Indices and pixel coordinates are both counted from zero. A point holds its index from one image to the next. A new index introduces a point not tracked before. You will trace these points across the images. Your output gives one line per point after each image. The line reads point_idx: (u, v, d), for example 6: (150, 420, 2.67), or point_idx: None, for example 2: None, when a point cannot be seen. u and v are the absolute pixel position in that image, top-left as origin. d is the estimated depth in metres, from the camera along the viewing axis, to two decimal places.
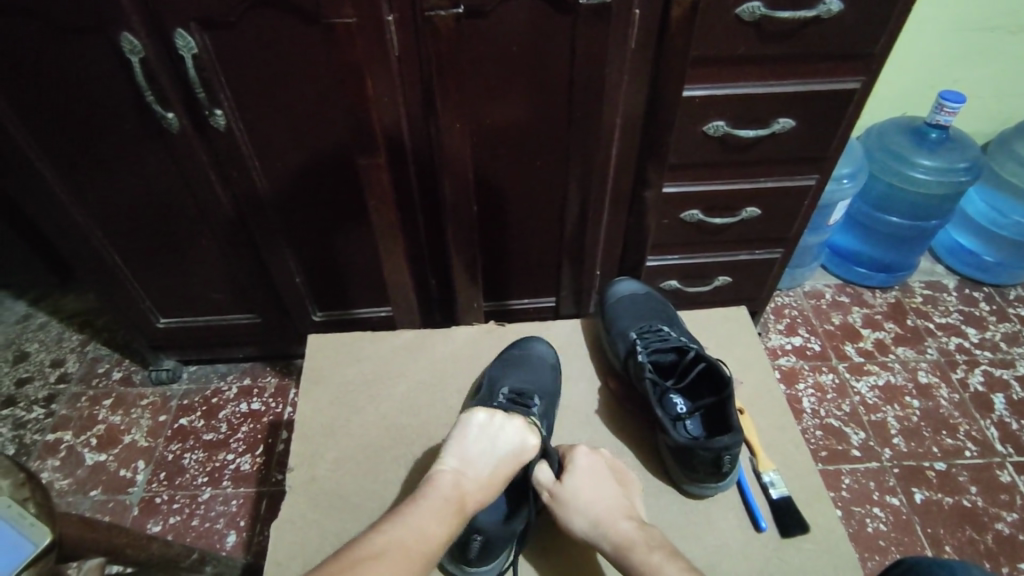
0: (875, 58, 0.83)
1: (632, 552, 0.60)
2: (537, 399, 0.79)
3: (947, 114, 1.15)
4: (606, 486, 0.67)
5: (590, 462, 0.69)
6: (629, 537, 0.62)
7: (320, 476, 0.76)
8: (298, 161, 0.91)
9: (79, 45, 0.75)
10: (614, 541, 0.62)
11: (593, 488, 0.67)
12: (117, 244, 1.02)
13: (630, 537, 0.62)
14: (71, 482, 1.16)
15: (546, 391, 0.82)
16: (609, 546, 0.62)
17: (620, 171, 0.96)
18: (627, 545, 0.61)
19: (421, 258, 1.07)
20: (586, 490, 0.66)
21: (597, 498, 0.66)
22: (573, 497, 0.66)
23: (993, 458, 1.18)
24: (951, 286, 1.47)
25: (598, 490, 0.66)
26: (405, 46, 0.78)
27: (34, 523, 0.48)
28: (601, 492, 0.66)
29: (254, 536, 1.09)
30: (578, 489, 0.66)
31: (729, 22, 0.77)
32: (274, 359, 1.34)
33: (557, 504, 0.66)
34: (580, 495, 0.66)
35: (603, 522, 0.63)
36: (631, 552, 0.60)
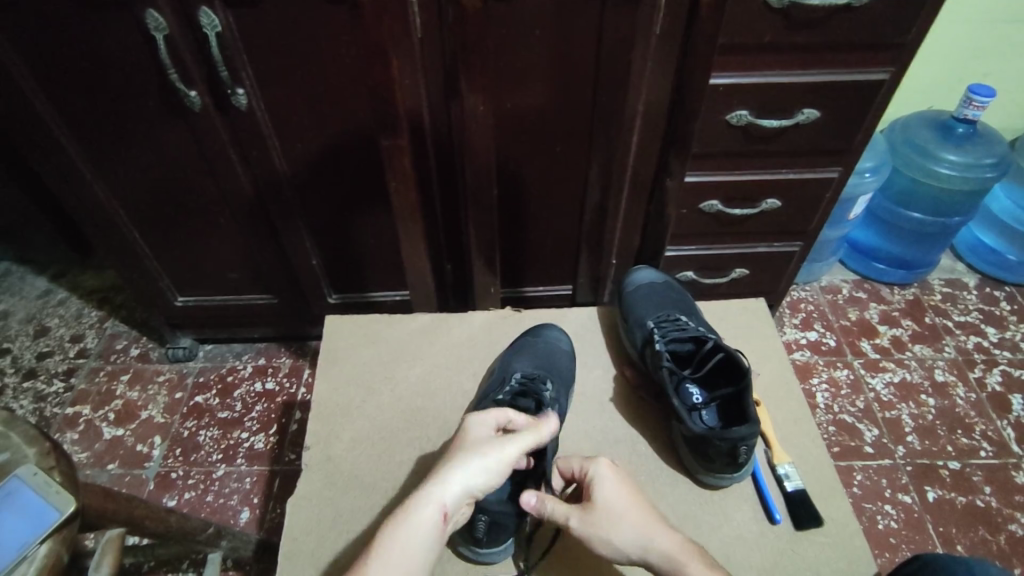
0: (906, 49, 0.81)
1: (684, 571, 0.59)
2: (549, 383, 0.80)
3: (976, 108, 1.13)
4: (628, 505, 0.63)
5: (609, 484, 0.64)
6: (675, 556, 0.60)
7: (337, 455, 0.77)
8: (318, 142, 0.91)
9: (104, 21, 0.76)
10: (663, 560, 0.60)
11: (620, 511, 0.62)
12: (138, 221, 1.02)
13: (678, 554, 0.60)
14: (89, 455, 1.18)
15: (560, 377, 0.83)
16: (655, 560, 0.60)
17: (640, 159, 0.95)
18: (677, 568, 0.59)
19: (438, 242, 1.07)
20: (613, 516, 0.62)
21: (625, 520, 0.62)
22: (601, 527, 0.62)
23: (1008, 458, 1.16)
24: (971, 285, 1.45)
25: (626, 512, 0.62)
26: (428, 28, 0.77)
27: (60, 491, 0.49)
28: (628, 514, 0.62)
29: (267, 513, 1.11)
30: (605, 519, 0.62)
31: (757, 9, 0.75)
32: (289, 340, 1.35)
33: (587, 536, 0.62)
34: (607, 528, 0.62)
35: (640, 542, 0.61)
36: (682, 571, 0.59)
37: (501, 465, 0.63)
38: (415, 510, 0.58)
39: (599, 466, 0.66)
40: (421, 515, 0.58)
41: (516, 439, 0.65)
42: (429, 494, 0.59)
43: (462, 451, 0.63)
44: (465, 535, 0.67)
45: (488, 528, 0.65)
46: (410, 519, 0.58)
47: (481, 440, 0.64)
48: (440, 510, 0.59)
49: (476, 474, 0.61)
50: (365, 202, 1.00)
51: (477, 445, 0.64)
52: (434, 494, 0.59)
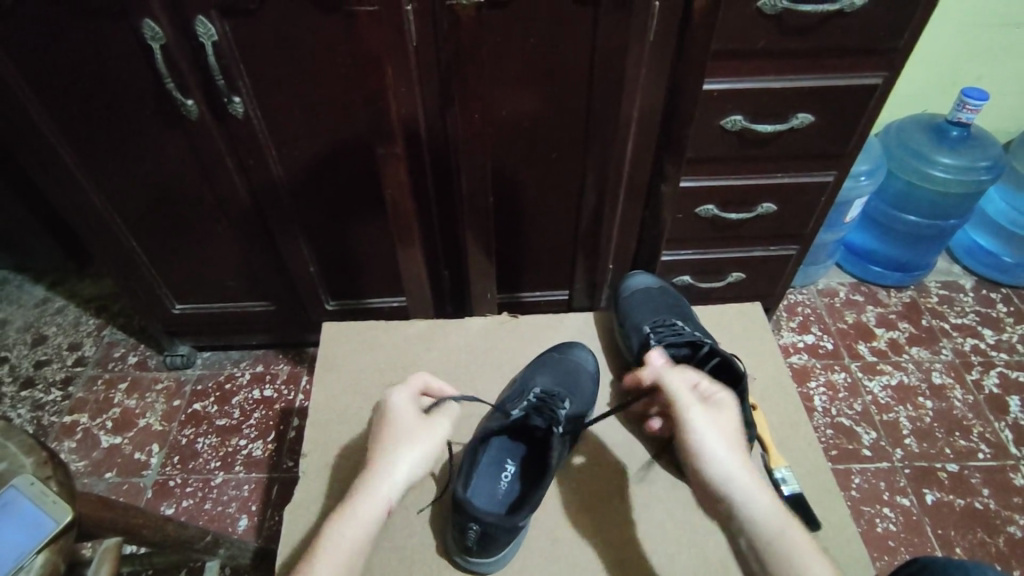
0: (898, 54, 0.82)
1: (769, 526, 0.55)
2: (539, 393, 0.79)
3: (969, 111, 1.14)
4: (734, 439, 0.61)
5: (724, 413, 0.63)
6: (767, 504, 0.56)
7: (334, 463, 0.77)
8: (315, 149, 0.91)
9: (102, 30, 0.76)
10: (751, 500, 0.56)
11: (728, 435, 0.61)
12: (136, 229, 1.03)
13: (772, 503, 0.56)
14: (86, 464, 1.18)
15: (578, 395, 0.82)
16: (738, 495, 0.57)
17: (636, 164, 0.96)
18: (765, 515, 0.55)
19: (435, 248, 1.07)
20: (721, 436, 0.60)
21: (731, 450, 0.60)
22: (713, 441, 0.60)
23: (1007, 460, 1.16)
24: (968, 287, 1.45)
25: (734, 441, 0.61)
26: (423, 36, 0.78)
27: (55, 501, 0.49)
28: (734, 441, 0.61)
29: (266, 520, 1.11)
30: (715, 431, 0.61)
31: (750, 15, 0.76)
32: (287, 347, 1.35)
33: (692, 432, 0.61)
34: (715, 439, 0.60)
35: (734, 473, 0.58)
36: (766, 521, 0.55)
37: (434, 437, 0.65)
38: (358, 504, 0.59)
39: (718, 397, 0.65)
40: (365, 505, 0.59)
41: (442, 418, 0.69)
42: (373, 489, 0.60)
43: (395, 436, 0.64)
44: (459, 543, 0.66)
45: (478, 539, 0.64)
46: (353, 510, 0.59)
47: (409, 420, 0.66)
48: (385, 503, 0.60)
49: (412, 454, 0.63)
50: (362, 208, 1.00)
51: (407, 425, 0.65)
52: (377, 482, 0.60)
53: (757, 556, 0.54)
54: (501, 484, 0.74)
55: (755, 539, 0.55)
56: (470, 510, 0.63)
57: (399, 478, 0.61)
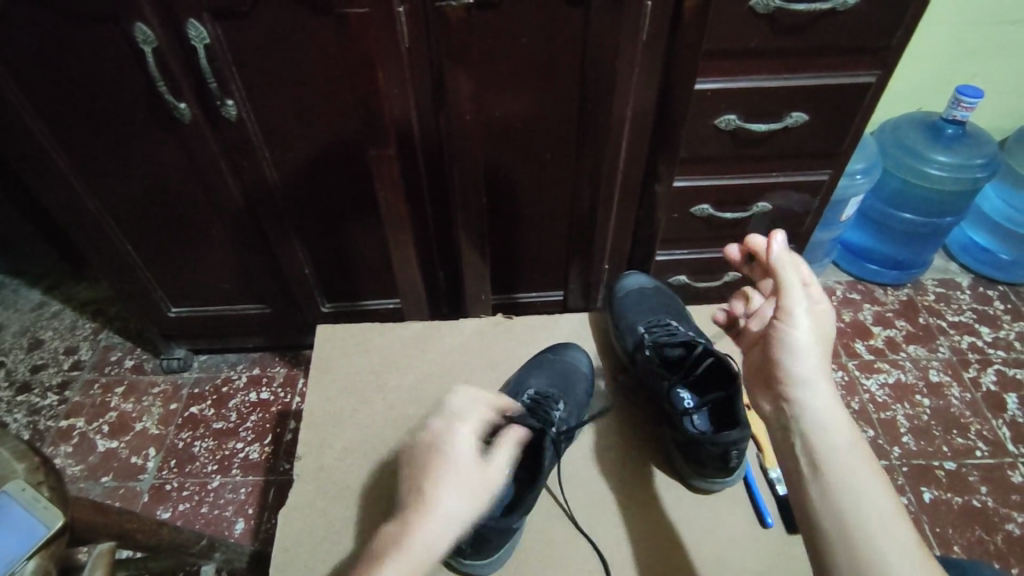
0: (891, 52, 0.82)
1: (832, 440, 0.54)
2: (530, 394, 0.80)
3: (964, 109, 1.14)
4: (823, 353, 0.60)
5: (825, 324, 0.61)
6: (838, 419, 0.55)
7: (328, 464, 0.77)
8: (309, 151, 0.91)
9: (94, 34, 0.76)
10: (818, 407, 0.56)
11: (818, 346, 0.60)
12: (130, 233, 1.02)
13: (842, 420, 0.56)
14: (83, 468, 1.18)
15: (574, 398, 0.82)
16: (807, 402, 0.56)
17: (631, 164, 0.95)
18: (834, 428, 0.55)
19: (430, 249, 1.07)
20: (811, 344, 0.59)
21: (818, 359, 0.59)
22: (801, 344, 0.59)
23: (1004, 457, 1.16)
24: (964, 284, 1.45)
25: (823, 352, 0.59)
26: (415, 37, 0.78)
27: (47, 506, 0.49)
28: (822, 352, 0.59)
29: (262, 524, 1.10)
30: (806, 338, 0.59)
31: (742, 14, 0.76)
32: (283, 349, 1.35)
33: (785, 327, 0.60)
34: (810, 344, 0.59)
35: (812, 382, 0.57)
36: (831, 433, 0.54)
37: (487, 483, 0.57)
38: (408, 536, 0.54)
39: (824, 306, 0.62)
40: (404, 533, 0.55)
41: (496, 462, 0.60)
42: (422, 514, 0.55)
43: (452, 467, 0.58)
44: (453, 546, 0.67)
45: (472, 541, 0.64)
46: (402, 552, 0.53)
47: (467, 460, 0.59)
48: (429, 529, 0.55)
49: (468, 489, 0.56)
50: (357, 210, 1.00)
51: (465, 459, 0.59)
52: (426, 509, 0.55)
53: (812, 461, 0.53)
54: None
55: (813, 444, 0.54)
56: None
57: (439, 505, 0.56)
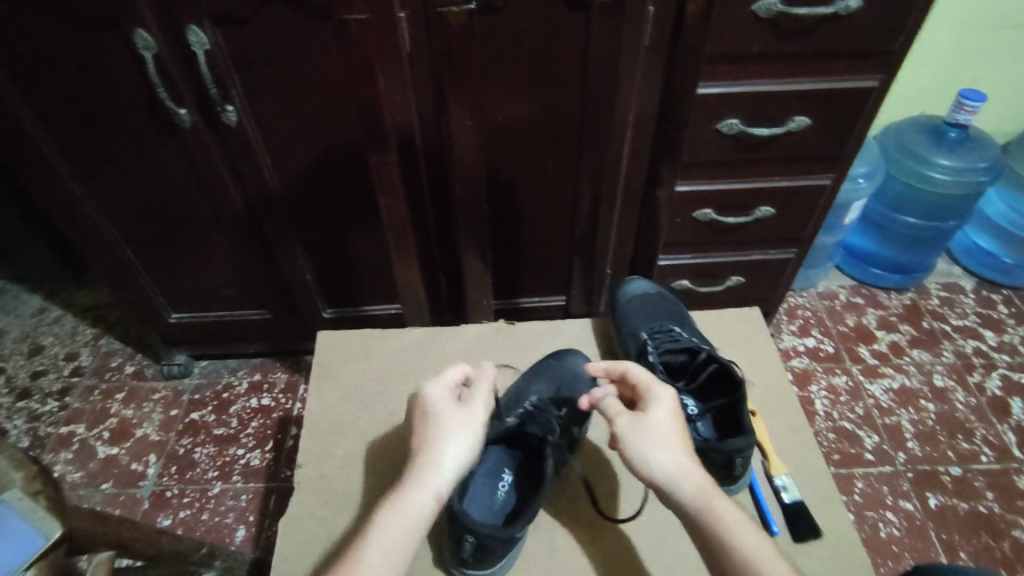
0: (893, 56, 0.81)
1: (713, 512, 0.56)
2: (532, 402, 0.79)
3: (968, 113, 1.13)
4: (684, 432, 0.62)
5: (675, 406, 0.63)
6: (709, 494, 0.57)
7: (329, 472, 0.76)
8: (309, 157, 0.91)
9: (94, 40, 0.76)
10: (690, 495, 0.57)
11: (679, 430, 0.61)
12: (131, 239, 1.02)
13: (707, 492, 0.57)
14: (83, 475, 1.17)
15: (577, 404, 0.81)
16: (683, 495, 0.57)
17: (633, 168, 0.95)
18: (701, 508, 0.57)
19: (431, 255, 1.07)
20: (672, 431, 0.61)
21: (680, 445, 0.60)
22: (660, 439, 0.60)
23: (1010, 463, 1.15)
24: (968, 288, 1.45)
25: (678, 439, 0.60)
26: (416, 42, 0.77)
27: (44, 517, 0.49)
28: (679, 439, 0.60)
29: (263, 531, 1.10)
30: (656, 434, 0.60)
31: (745, 18, 0.76)
32: (284, 355, 1.34)
33: (623, 440, 0.61)
34: (650, 439, 0.60)
35: (681, 471, 0.58)
36: (711, 510, 0.56)
37: (473, 423, 0.66)
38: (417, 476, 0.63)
39: (670, 391, 0.65)
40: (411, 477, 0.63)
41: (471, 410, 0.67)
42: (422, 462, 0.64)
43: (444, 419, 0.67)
44: (455, 553, 0.66)
45: (474, 550, 0.63)
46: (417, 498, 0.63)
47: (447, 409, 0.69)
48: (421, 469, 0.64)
49: (456, 438, 0.64)
50: (357, 216, 1.00)
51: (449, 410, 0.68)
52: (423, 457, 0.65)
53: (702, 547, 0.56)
54: (498, 494, 0.73)
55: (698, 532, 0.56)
56: (468, 520, 0.63)
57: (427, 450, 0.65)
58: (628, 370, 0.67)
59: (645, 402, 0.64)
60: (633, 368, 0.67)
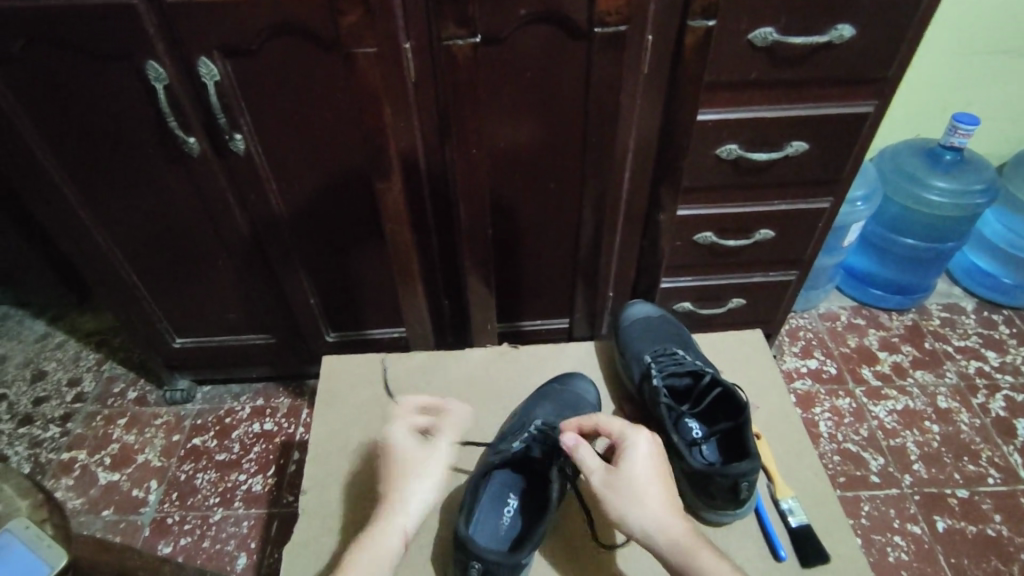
0: (888, 83, 0.83)
1: (695, 557, 0.57)
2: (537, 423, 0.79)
3: (962, 136, 1.15)
4: (661, 475, 0.63)
5: (651, 449, 0.64)
6: (689, 538, 0.59)
7: (334, 499, 0.76)
8: (315, 183, 0.92)
9: (107, 72, 0.78)
10: (672, 542, 0.58)
11: (656, 476, 0.62)
12: (137, 265, 1.03)
13: (687, 536, 0.59)
14: (84, 502, 1.16)
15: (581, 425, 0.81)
16: (663, 545, 0.58)
17: (633, 193, 0.96)
18: (679, 552, 0.58)
19: (434, 278, 1.08)
20: (648, 479, 0.62)
21: (658, 491, 0.61)
22: (637, 490, 0.61)
23: (1017, 485, 1.14)
24: (969, 309, 1.45)
25: (656, 486, 0.61)
26: (421, 73, 0.79)
27: (51, 544, 0.48)
28: (656, 486, 0.62)
29: (265, 558, 1.09)
30: (634, 485, 0.61)
31: (741, 47, 0.78)
32: (287, 379, 1.34)
33: (600, 494, 0.61)
34: (628, 490, 0.61)
35: (660, 519, 0.59)
36: (693, 557, 0.57)
37: (435, 456, 0.75)
38: (391, 518, 0.66)
39: (644, 434, 0.65)
40: (395, 530, 0.65)
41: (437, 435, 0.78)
42: (400, 506, 0.67)
43: (408, 457, 0.74)
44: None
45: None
46: (407, 475, 0.71)
47: (415, 452, 0.74)
48: (408, 525, 0.66)
49: (422, 463, 0.73)
50: (362, 241, 1.01)
51: (412, 453, 0.74)
52: (404, 503, 0.68)
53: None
54: (503, 520, 0.72)
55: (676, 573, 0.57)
56: (475, 546, 0.63)
57: (419, 499, 0.69)
58: (599, 420, 0.67)
59: (619, 450, 0.64)
60: (602, 416, 0.68)
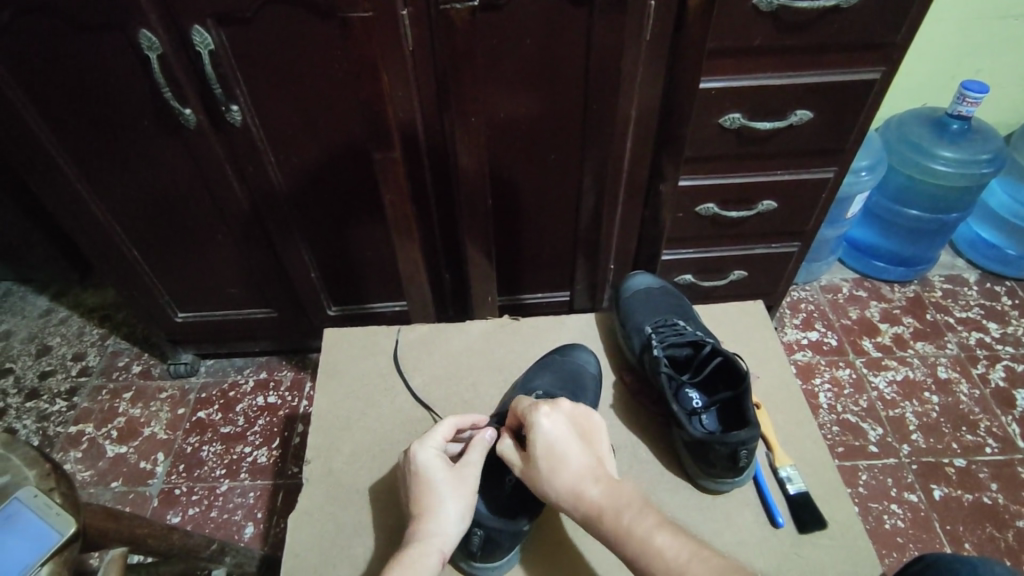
0: (896, 49, 0.81)
1: (603, 521, 0.58)
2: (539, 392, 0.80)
3: (969, 105, 1.13)
4: (573, 443, 0.63)
5: (552, 422, 0.64)
6: (597, 501, 0.58)
7: (337, 468, 0.77)
8: (312, 154, 0.91)
9: (99, 41, 0.76)
10: (585, 509, 0.59)
11: (562, 448, 0.62)
12: (137, 239, 1.03)
13: (596, 500, 0.59)
14: (93, 474, 1.18)
15: (584, 396, 0.81)
16: (578, 515, 0.60)
17: (635, 163, 0.95)
18: (594, 515, 0.58)
19: (435, 250, 1.07)
20: (553, 451, 0.62)
21: (566, 461, 0.61)
22: (543, 467, 0.62)
23: (1014, 454, 1.15)
24: (972, 280, 1.45)
25: (566, 456, 0.62)
26: (418, 41, 0.78)
27: (60, 513, 0.49)
28: (568, 457, 0.62)
29: (271, 527, 1.10)
30: (545, 463, 0.62)
31: (746, 12, 0.76)
32: (290, 353, 1.35)
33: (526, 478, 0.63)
34: (544, 471, 0.62)
35: (570, 490, 0.60)
36: (601, 522, 0.58)
37: (468, 487, 0.65)
38: (417, 552, 0.60)
39: (544, 408, 0.65)
40: (428, 565, 0.59)
41: (476, 456, 0.68)
42: (428, 541, 0.61)
43: (434, 487, 0.64)
44: (462, 549, 0.67)
45: (482, 544, 0.65)
46: (440, 512, 0.63)
47: (443, 472, 0.66)
48: (441, 554, 0.61)
49: (458, 499, 0.64)
50: (362, 214, 1.01)
51: (439, 474, 0.65)
52: (431, 537, 0.61)
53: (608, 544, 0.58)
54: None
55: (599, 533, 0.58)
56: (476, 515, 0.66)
57: (450, 531, 0.62)
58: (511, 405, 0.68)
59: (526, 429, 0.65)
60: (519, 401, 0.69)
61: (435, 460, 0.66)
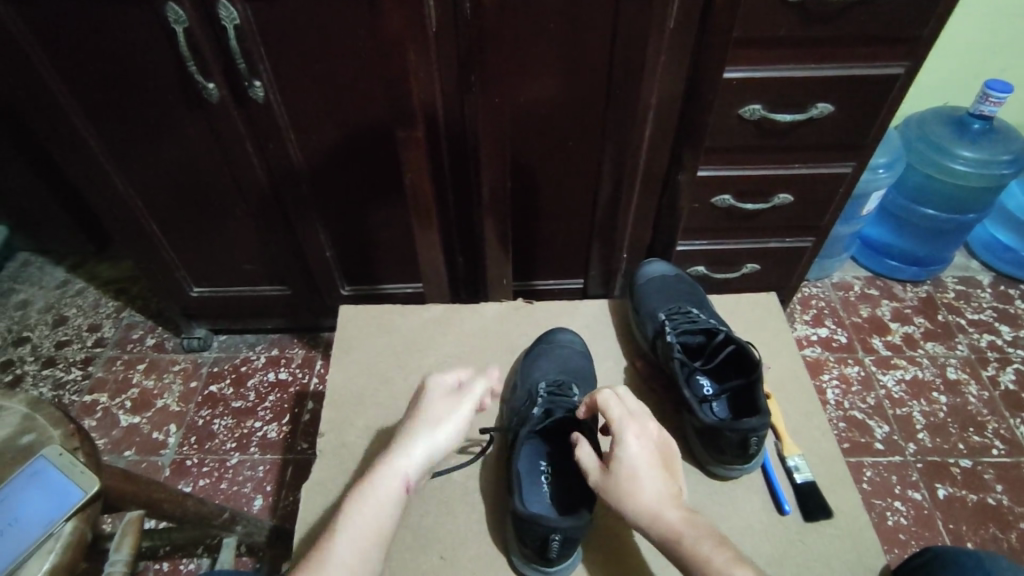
0: (921, 43, 0.81)
1: (681, 545, 0.55)
2: (542, 385, 0.79)
3: (992, 104, 1.12)
4: (657, 467, 0.61)
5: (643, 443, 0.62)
6: (677, 527, 0.56)
7: (350, 442, 0.78)
8: (333, 133, 0.92)
9: (125, 12, 0.77)
10: (663, 530, 0.57)
11: (648, 470, 0.60)
12: (156, 212, 1.04)
13: (677, 526, 0.57)
14: (106, 442, 1.20)
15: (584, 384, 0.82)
16: (653, 537, 0.57)
17: (653, 152, 0.95)
18: (673, 538, 0.56)
19: (450, 232, 1.08)
20: (638, 471, 0.60)
21: (649, 481, 0.60)
22: (624, 483, 0.59)
23: (1021, 457, 1.16)
24: (985, 283, 1.44)
25: (652, 475, 0.60)
26: (442, 21, 0.78)
27: (84, 471, 0.50)
28: (654, 476, 0.60)
29: (280, 501, 1.12)
30: (628, 479, 0.60)
31: (772, 2, 0.75)
32: (302, 332, 1.37)
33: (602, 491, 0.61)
34: (630, 485, 0.59)
35: (647, 512, 0.58)
36: (679, 545, 0.55)
37: (447, 424, 0.65)
38: (379, 478, 0.61)
39: (635, 426, 0.63)
40: (385, 486, 0.60)
41: (466, 405, 0.67)
42: (392, 466, 0.62)
43: (416, 418, 0.65)
44: (534, 552, 0.63)
45: (561, 547, 0.62)
46: (413, 439, 0.64)
47: (435, 410, 0.66)
48: (401, 480, 0.61)
49: (433, 428, 0.64)
50: (379, 193, 1.01)
51: (431, 408, 0.66)
52: (398, 463, 0.62)
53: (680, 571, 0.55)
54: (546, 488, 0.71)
55: (672, 556, 0.56)
56: (552, 521, 0.60)
57: (416, 459, 0.63)
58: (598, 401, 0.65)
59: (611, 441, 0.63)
60: (605, 404, 0.65)
61: (432, 396, 0.68)
